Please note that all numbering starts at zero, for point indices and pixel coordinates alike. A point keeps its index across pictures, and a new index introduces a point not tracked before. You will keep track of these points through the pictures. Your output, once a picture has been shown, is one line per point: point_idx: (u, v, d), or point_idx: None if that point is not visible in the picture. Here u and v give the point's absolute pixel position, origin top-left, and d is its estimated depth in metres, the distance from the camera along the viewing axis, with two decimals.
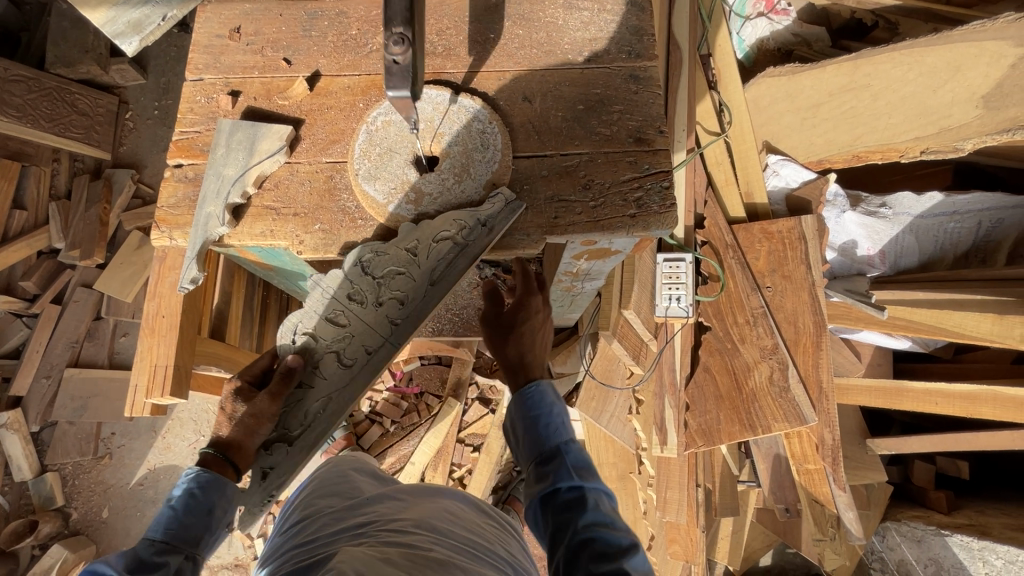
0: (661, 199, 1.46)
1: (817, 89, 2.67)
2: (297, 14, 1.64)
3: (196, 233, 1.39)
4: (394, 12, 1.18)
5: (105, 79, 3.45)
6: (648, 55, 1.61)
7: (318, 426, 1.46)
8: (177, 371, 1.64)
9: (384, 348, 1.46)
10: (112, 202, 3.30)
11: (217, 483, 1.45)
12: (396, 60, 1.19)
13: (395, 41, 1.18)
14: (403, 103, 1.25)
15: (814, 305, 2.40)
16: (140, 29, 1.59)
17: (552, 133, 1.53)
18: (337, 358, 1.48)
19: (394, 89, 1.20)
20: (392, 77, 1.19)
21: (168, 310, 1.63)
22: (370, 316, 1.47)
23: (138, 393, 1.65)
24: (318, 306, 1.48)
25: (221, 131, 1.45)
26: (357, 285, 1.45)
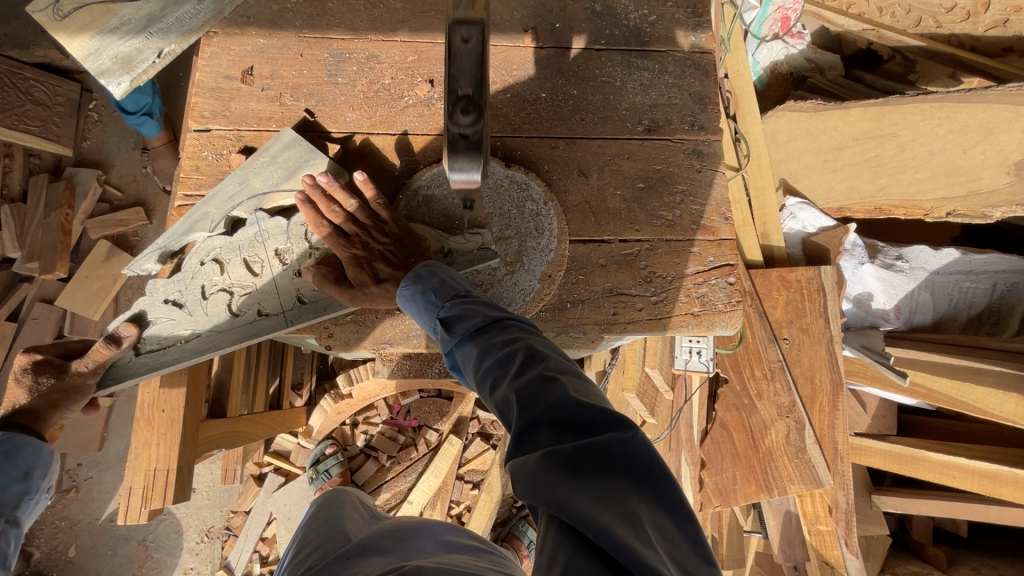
0: (727, 297, 1.36)
1: (841, 132, 2.60)
2: (321, 55, 1.42)
3: (188, 223, 1.34)
4: (459, 71, 1.01)
5: (65, 64, 3.04)
6: (712, 127, 1.47)
7: (170, 356, 1.33)
8: (179, 473, 1.57)
9: (274, 320, 1.34)
10: (75, 207, 2.97)
11: (18, 459, 1.38)
12: (465, 134, 1.03)
13: (462, 109, 1.02)
14: (465, 179, 1.12)
15: (831, 363, 2.34)
16: (130, 67, 1.35)
17: (611, 215, 1.39)
18: (227, 301, 1.34)
19: (460, 170, 1.07)
20: (456, 154, 1.05)
21: (169, 405, 1.58)
22: (281, 280, 1.35)
23: (134, 499, 1.55)
24: (244, 242, 1.35)
25: (278, 137, 1.34)
26: (290, 244, 1.36)
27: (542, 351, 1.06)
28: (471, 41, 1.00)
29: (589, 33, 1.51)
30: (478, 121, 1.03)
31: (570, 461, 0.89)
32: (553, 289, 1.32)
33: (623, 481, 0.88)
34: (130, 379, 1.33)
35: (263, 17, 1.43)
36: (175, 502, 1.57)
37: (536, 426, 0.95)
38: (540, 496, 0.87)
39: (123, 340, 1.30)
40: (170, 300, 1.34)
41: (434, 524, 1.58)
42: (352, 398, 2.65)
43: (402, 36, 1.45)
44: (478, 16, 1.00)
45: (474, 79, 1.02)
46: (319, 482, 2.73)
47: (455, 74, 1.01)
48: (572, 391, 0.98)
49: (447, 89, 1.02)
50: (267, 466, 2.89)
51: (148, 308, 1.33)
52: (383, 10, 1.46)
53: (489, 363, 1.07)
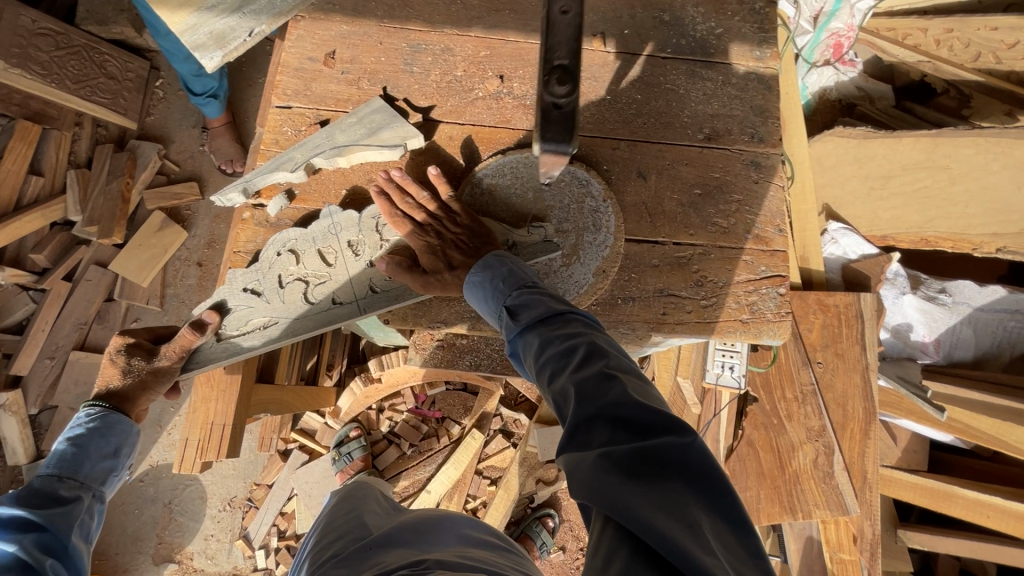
0: (777, 307, 1.37)
1: (891, 160, 2.59)
2: (399, 44, 1.49)
3: (273, 163, 1.40)
4: (557, 43, 1.07)
5: (138, 42, 3.21)
6: (771, 140, 1.49)
7: (249, 340, 1.37)
8: (234, 428, 1.65)
9: (347, 308, 1.37)
10: (135, 177, 3.11)
11: (113, 435, 1.50)
12: (559, 103, 1.06)
13: (558, 80, 1.06)
14: (556, 156, 1.09)
15: (865, 390, 2.31)
16: (224, 43, 1.42)
17: (666, 218, 1.42)
18: (304, 290, 1.38)
19: (551, 141, 1.06)
20: (550, 122, 1.06)
21: (230, 362, 1.65)
22: (354, 270, 1.39)
23: (190, 450, 1.62)
24: (318, 234, 1.38)
25: (368, 104, 1.43)
26: (360, 234, 1.39)
27: (602, 349, 1.07)
28: (569, 14, 1.07)
29: (656, 41, 1.55)
30: (573, 89, 1.06)
31: (628, 462, 0.89)
32: (606, 285, 1.36)
33: (681, 485, 0.87)
34: (212, 362, 1.38)
35: (349, 5, 1.50)
36: (227, 457, 1.64)
37: (594, 423, 0.96)
38: (597, 495, 0.88)
39: (206, 327, 1.35)
40: (249, 289, 1.38)
41: (457, 518, 1.57)
42: (381, 383, 2.73)
43: (477, 32, 1.51)
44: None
45: (570, 50, 1.07)
46: (341, 464, 2.78)
47: (553, 45, 1.07)
48: (631, 391, 0.98)
49: (543, 60, 1.07)
50: (292, 443, 2.96)
51: (227, 297, 1.38)
52: (461, 6, 1.52)
53: (549, 357, 1.09)
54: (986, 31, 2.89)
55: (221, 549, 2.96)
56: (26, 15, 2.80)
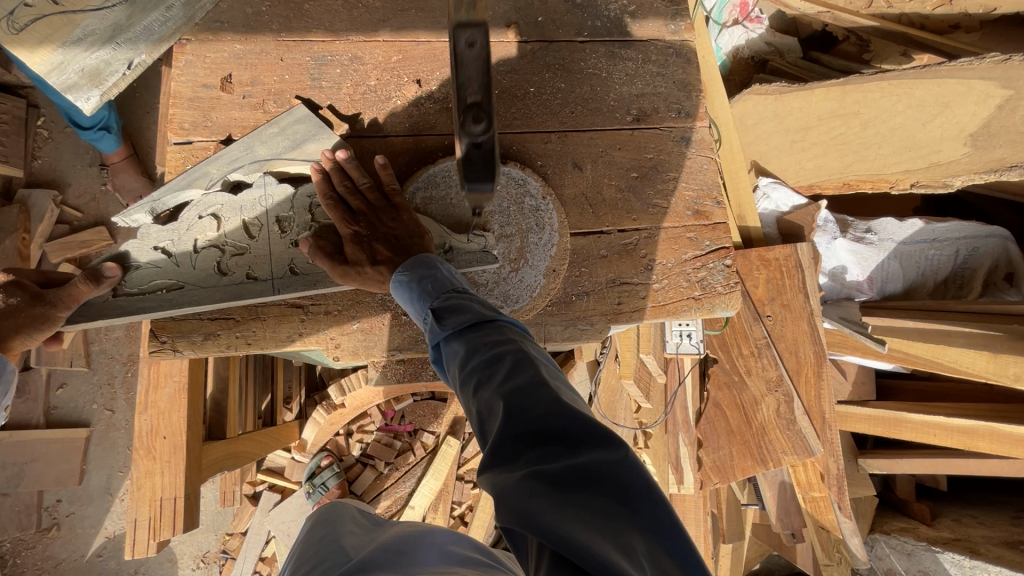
0: (725, 279, 1.39)
1: (807, 113, 2.70)
2: (302, 59, 1.38)
3: (183, 177, 1.29)
4: (466, 78, 1.01)
5: (6, 79, 2.87)
6: (698, 114, 1.50)
7: (149, 301, 1.22)
8: (187, 499, 1.54)
9: (263, 287, 1.26)
10: (32, 231, 2.82)
11: None
12: (477, 142, 1.05)
13: (474, 119, 1.03)
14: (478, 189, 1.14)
15: (813, 335, 2.43)
16: (100, 81, 1.30)
17: (608, 207, 1.40)
18: (218, 259, 1.26)
19: (474, 179, 1.10)
20: (471, 161, 1.07)
21: (170, 431, 1.55)
22: (278, 248, 1.28)
23: (143, 531, 1.51)
24: (244, 206, 1.29)
25: (290, 111, 1.31)
26: (291, 215, 1.31)
27: (532, 356, 1.04)
28: (476, 47, 0.98)
29: (572, 26, 1.52)
30: (489, 127, 1.05)
31: (557, 479, 0.86)
32: (558, 284, 1.32)
33: (611, 504, 0.84)
34: (100, 320, 1.21)
35: (238, 21, 1.37)
36: (183, 531, 1.53)
37: (522, 436, 0.92)
38: (523, 516, 0.84)
39: (102, 279, 1.19)
40: (160, 250, 1.26)
41: (438, 534, 1.49)
42: (345, 408, 2.59)
43: (385, 36, 1.42)
44: (481, 18, 0.95)
45: (483, 86, 1.02)
46: (316, 496, 2.65)
47: (463, 81, 1.01)
48: (563, 401, 0.96)
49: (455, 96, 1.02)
50: (262, 484, 2.83)
51: (135, 250, 1.24)
52: (363, 10, 1.43)
53: (476, 365, 1.05)
54: None
55: None
56: None
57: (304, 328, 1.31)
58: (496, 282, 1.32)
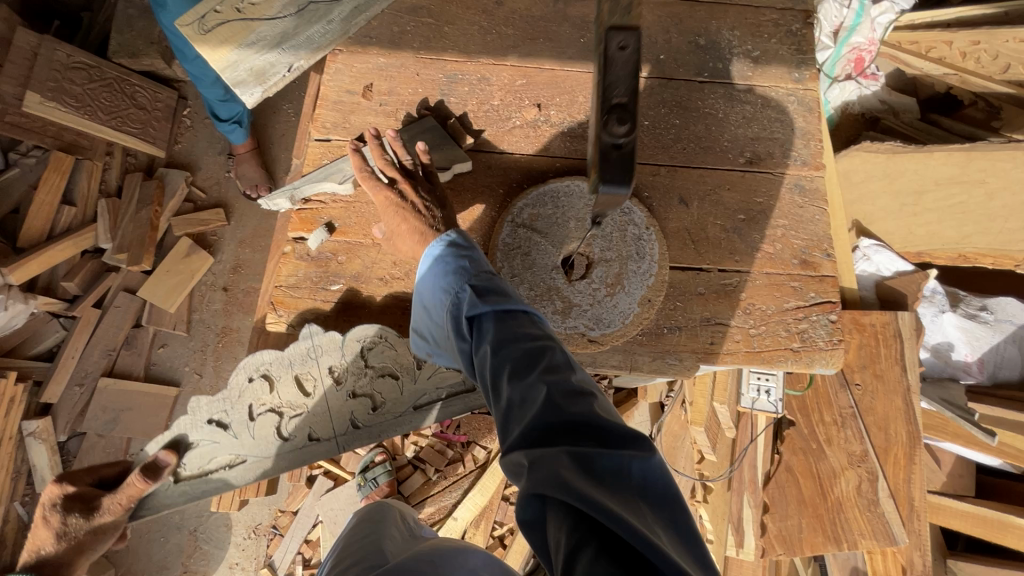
0: (828, 334, 1.33)
1: (924, 178, 2.53)
2: (435, 75, 1.49)
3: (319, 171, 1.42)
4: (616, 82, 1.03)
5: (166, 73, 3.29)
6: (815, 164, 1.47)
7: (209, 486, 1.36)
8: None
9: (325, 444, 1.37)
10: (163, 205, 3.15)
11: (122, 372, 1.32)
12: (618, 143, 1.02)
13: (617, 117, 1.02)
14: (612, 197, 1.07)
15: (908, 412, 2.27)
16: (264, 79, 1.47)
17: (710, 245, 1.39)
18: (276, 423, 1.38)
19: (610, 180, 1.03)
20: (609, 162, 1.03)
21: None
22: (333, 402, 1.38)
23: None
24: (296, 358, 1.38)
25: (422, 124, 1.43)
26: (346, 379, 1.38)
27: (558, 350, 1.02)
28: (627, 52, 1.02)
29: (692, 65, 1.54)
30: (633, 129, 1.02)
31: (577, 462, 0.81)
32: (651, 314, 1.31)
33: (636, 494, 0.80)
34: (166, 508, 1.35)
35: (385, 38, 1.52)
36: None
37: (547, 420, 0.89)
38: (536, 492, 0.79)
39: (162, 468, 1.31)
40: (214, 421, 1.38)
41: (473, 551, 1.40)
42: None
43: (513, 61, 1.52)
44: (635, 25, 1.03)
45: (630, 89, 1.04)
46: (365, 489, 2.76)
47: (611, 83, 1.04)
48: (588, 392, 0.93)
49: (602, 98, 1.04)
50: (316, 471, 2.90)
51: (188, 430, 1.37)
52: (496, 36, 1.53)
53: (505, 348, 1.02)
54: (1016, 43, 2.83)
55: None
56: (61, 50, 2.89)
57: None
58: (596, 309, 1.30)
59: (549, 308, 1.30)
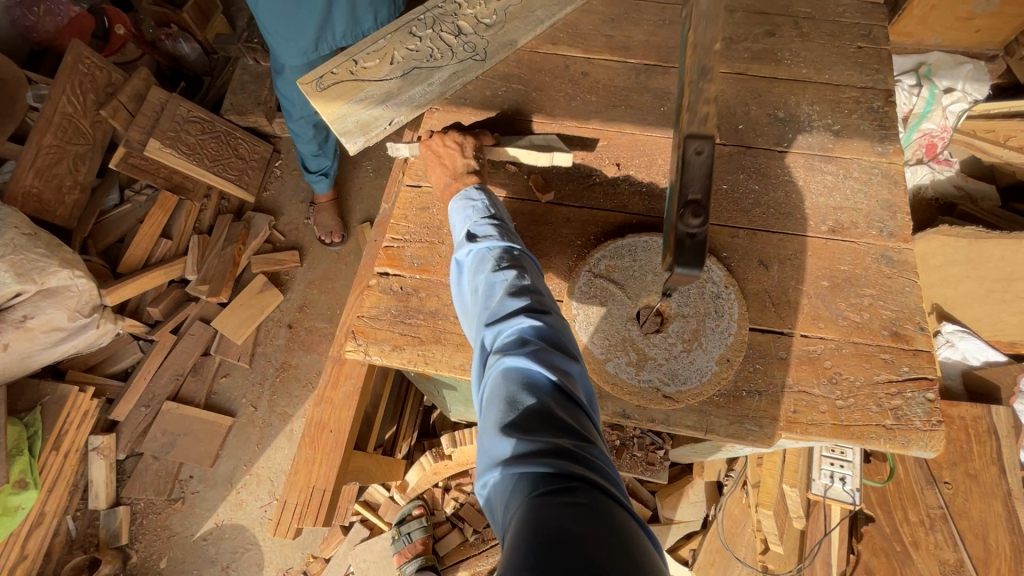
0: (926, 414, 1.23)
1: (1010, 263, 2.45)
2: (522, 134, 1.60)
3: None
4: (692, 179, 1.03)
5: (266, 129, 3.67)
6: (903, 235, 1.43)
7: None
8: (331, 496, 1.75)
9: None
10: (247, 244, 3.42)
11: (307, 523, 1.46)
12: (692, 233, 1.01)
13: (692, 212, 1.02)
14: (684, 281, 1.04)
15: (1011, 523, 2.05)
16: (368, 130, 1.57)
17: (793, 310, 1.35)
18: None
19: (683, 266, 1.01)
20: (683, 251, 1.01)
21: (335, 429, 1.77)
22: None
23: (290, 512, 1.75)
24: None
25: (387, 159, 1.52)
26: None
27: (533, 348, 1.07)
28: (703, 154, 1.02)
29: (771, 135, 1.58)
30: (708, 221, 1.01)
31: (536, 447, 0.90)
32: (730, 374, 1.26)
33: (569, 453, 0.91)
34: None
35: (478, 99, 1.65)
36: (321, 524, 1.75)
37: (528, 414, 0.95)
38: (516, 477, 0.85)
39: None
40: None
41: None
42: (452, 460, 2.65)
43: (595, 124, 1.61)
44: (711, 130, 1.04)
45: (704, 185, 1.03)
46: (400, 544, 2.66)
47: (686, 181, 1.03)
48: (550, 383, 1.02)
49: (676, 192, 1.04)
50: (354, 516, 2.86)
51: None
52: (580, 102, 1.64)
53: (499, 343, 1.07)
54: None
55: None
56: (183, 107, 3.30)
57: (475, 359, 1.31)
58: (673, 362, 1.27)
59: (621, 359, 1.27)
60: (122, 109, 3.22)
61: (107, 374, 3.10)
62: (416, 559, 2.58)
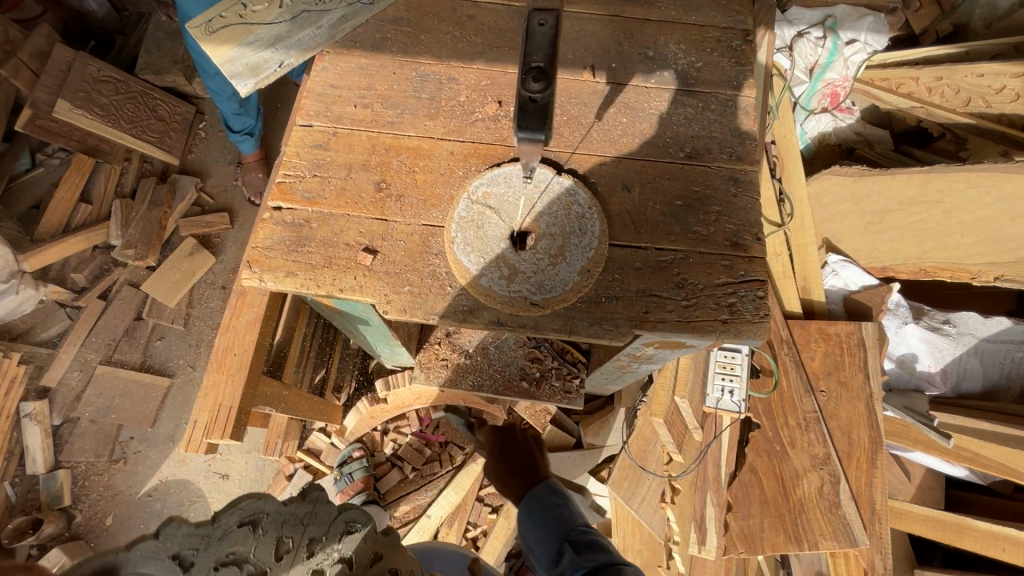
0: (755, 309, 1.43)
1: (883, 199, 2.66)
2: (409, 75, 1.69)
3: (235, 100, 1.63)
4: (535, 48, 1.20)
5: (186, 89, 3.57)
6: (749, 159, 1.61)
7: None
8: (239, 413, 1.80)
9: None
10: (173, 207, 3.37)
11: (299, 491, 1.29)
12: (534, 97, 1.19)
13: (535, 78, 1.18)
14: (531, 142, 1.24)
15: (870, 419, 2.33)
16: (257, 72, 1.66)
17: (649, 226, 1.52)
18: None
19: (527, 129, 1.20)
20: (526, 113, 1.20)
21: (240, 350, 1.83)
22: None
23: (197, 431, 1.78)
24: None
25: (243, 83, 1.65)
26: None
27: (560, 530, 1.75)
28: (547, 25, 1.21)
29: (641, 72, 1.72)
30: (547, 86, 1.18)
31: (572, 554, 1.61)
32: (590, 283, 1.44)
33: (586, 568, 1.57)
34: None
35: (368, 42, 1.72)
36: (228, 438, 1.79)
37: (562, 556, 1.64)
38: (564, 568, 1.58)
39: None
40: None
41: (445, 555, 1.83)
42: (387, 404, 2.76)
43: (480, 65, 1.71)
44: (554, 7, 1.22)
45: (547, 54, 1.19)
46: (342, 484, 2.81)
47: (531, 51, 1.20)
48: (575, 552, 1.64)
49: (523, 60, 1.20)
50: (298, 463, 2.98)
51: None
52: (466, 44, 1.73)
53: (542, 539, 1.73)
54: (974, 78, 3.02)
55: None
56: (92, 65, 3.18)
57: (364, 279, 1.43)
58: (539, 274, 1.45)
59: (494, 274, 1.44)
60: (24, 69, 3.09)
61: (35, 342, 3.10)
62: (358, 496, 2.75)
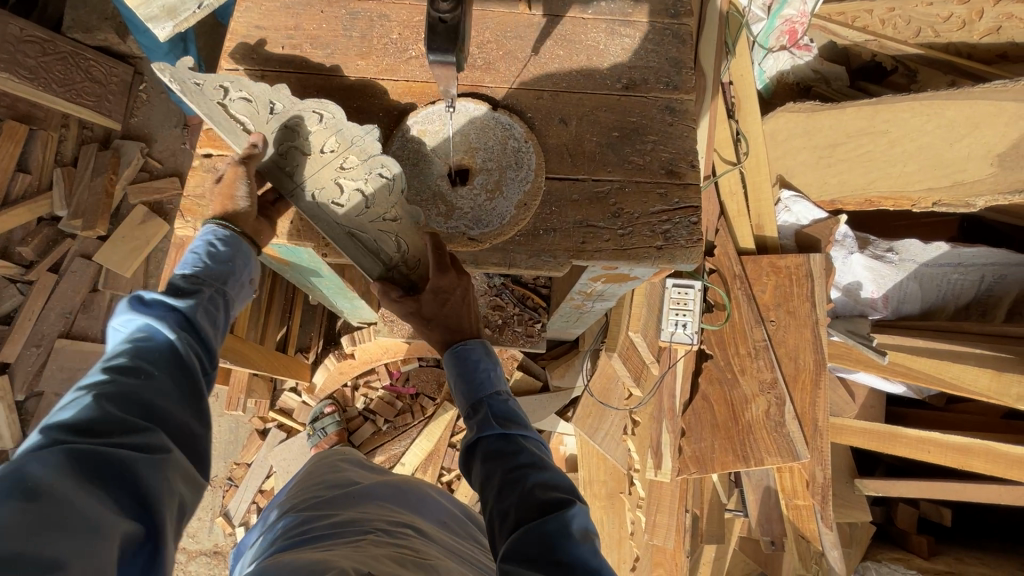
0: (688, 234, 1.47)
1: (837, 130, 2.72)
2: (338, 13, 1.63)
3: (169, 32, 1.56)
4: None
5: (122, 48, 3.38)
6: (685, 88, 1.62)
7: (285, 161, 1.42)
8: None
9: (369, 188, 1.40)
10: (119, 173, 3.25)
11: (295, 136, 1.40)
12: (443, 17, 1.19)
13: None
14: (444, 66, 1.21)
15: (815, 343, 2.44)
16: (174, 15, 1.56)
17: (586, 157, 1.54)
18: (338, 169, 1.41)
19: (436, 49, 1.18)
20: (437, 37, 1.17)
21: None
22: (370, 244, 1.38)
23: None
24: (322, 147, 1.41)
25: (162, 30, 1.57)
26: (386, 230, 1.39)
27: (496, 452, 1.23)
28: None
29: (579, 3, 1.69)
30: (456, 6, 1.19)
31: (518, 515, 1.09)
32: (527, 217, 1.46)
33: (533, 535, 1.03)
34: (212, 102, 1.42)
35: None
36: None
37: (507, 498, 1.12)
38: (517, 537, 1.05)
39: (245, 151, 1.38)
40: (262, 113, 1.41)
41: (427, 497, 1.61)
42: (354, 358, 2.85)
43: (412, 1, 1.66)
44: None
45: None
46: (315, 438, 2.87)
47: None
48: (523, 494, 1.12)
49: None
50: (271, 422, 3.03)
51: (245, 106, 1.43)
52: None
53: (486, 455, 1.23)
54: (924, 6, 3.03)
55: (202, 527, 3.02)
56: (14, 24, 3.01)
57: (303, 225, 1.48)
58: (475, 210, 1.47)
59: (436, 213, 1.46)
60: None
61: None
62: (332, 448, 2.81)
